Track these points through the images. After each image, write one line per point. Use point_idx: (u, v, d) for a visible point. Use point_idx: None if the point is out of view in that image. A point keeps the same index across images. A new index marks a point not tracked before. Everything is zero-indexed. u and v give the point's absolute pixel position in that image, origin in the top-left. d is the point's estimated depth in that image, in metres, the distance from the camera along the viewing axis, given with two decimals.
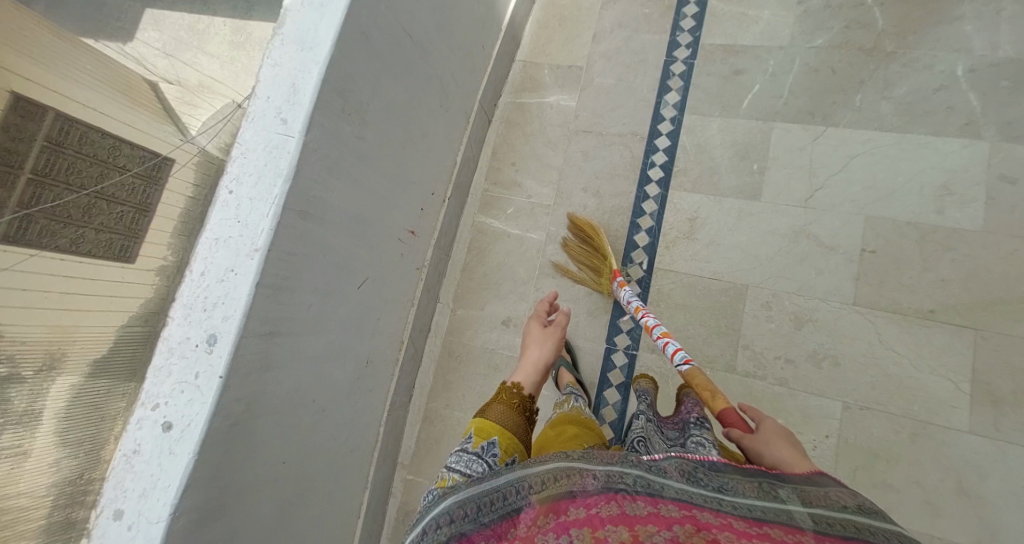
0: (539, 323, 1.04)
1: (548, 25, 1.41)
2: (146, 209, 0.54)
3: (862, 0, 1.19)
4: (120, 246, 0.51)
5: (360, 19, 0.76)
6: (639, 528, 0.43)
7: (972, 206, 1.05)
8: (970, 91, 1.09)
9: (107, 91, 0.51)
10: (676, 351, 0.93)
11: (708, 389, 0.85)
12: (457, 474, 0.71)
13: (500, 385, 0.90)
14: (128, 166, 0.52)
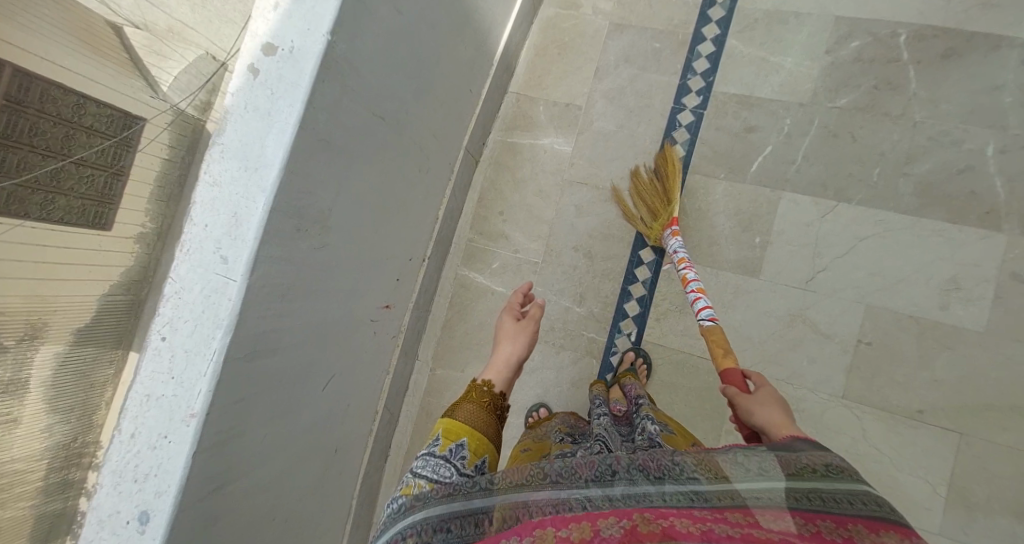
0: (512, 315, 0.98)
1: (546, 53, 1.27)
2: (118, 171, 0.57)
3: (896, 56, 1.05)
4: (93, 212, 0.55)
5: (317, 123, 0.60)
6: (598, 522, 0.45)
7: (979, 304, 0.98)
8: (996, 175, 0.99)
9: (84, 52, 0.54)
10: (704, 306, 0.92)
11: (722, 346, 0.85)
12: (425, 481, 0.62)
13: (470, 383, 0.83)
14: (94, 126, 0.54)
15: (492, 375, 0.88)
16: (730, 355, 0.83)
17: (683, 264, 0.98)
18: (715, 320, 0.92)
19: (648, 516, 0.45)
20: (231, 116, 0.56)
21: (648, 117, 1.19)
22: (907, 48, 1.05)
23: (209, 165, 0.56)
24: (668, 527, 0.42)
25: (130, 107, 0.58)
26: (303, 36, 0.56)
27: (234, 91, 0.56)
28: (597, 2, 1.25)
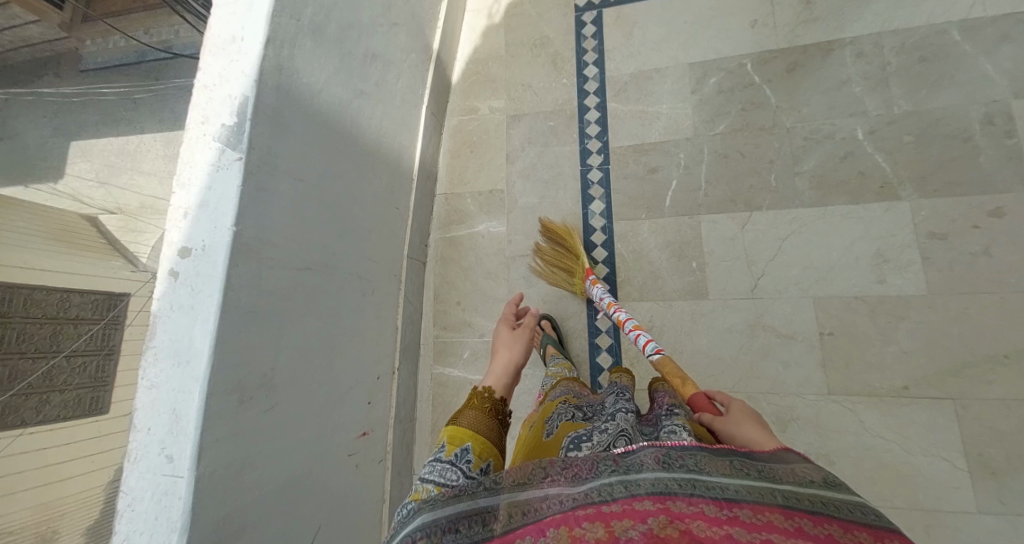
0: (508, 327, 1.02)
1: (460, 154, 1.40)
2: (110, 349, 0.93)
3: (750, 79, 1.19)
4: (92, 395, 0.90)
5: (240, 302, 0.66)
6: (614, 524, 0.42)
7: (911, 269, 1.03)
8: (875, 153, 1.08)
9: (46, 241, 0.90)
10: (647, 342, 0.94)
11: (678, 377, 0.83)
12: (432, 485, 0.63)
13: (471, 390, 0.81)
14: (78, 314, 0.88)
15: (492, 379, 0.88)
16: (689, 382, 0.81)
17: (612, 308, 1.05)
18: (662, 354, 0.93)
19: (663, 518, 0.42)
20: (159, 319, 0.63)
21: (563, 183, 1.30)
22: (758, 71, 1.19)
23: (145, 370, 0.62)
24: (686, 531, 0.39)
25: (116, 287, 0.96)
26: (211, 233, 0.64)
27: (159, 296, 0.63)
28: (491, 101, 1.40)
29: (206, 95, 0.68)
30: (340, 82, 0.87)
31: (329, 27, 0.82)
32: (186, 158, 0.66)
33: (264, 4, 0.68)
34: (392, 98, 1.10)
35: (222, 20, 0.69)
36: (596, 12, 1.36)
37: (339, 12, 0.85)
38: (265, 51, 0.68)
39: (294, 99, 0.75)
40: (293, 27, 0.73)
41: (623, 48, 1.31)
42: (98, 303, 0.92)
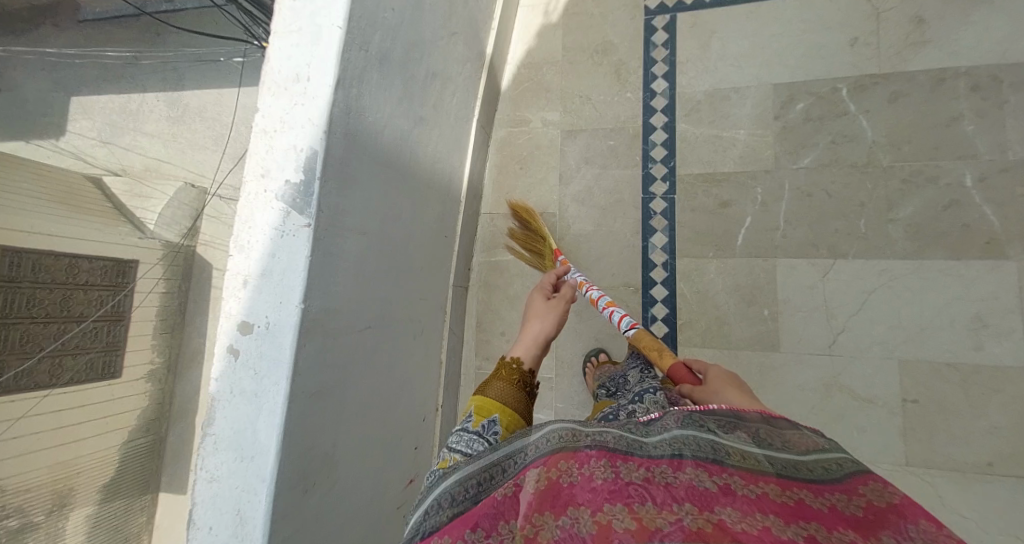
0: (542, 295, 0.93)
1: (508, 171, 1.30)
2: (119, 317, 1.16)
3: (844, 108, 1.07)
4: (104, 362, 1.13)
5: (307, 386, 0.55)
6: (642, 510, 0.34)
7: (1013, 338, 0.94)
8: (984, 204, 0.97)
9: (52, 208, 1.09)
10: (619, 318, 0.90)
11: (655, 348, 0.81)
12: (458, 455, 0.60)
13: (499, 358, 0.76)
14: (92, 283, 1.08)
15: (520, 350, 0.81)
16: (668, 352, 0.79)
17: (582, 286, 0.99)
18: (637, 327, 0.89)
19: (694, 507, 0.34)
20: (218, 400, 0.53)
21: (623, 210, 1.20)
22: (852, 99, 1.06)
23: (204, 460, 0.53)
24: (722, 524, 0.32)
25: (123, 253, 1.18)
26: (276, 309, 0.53)
27: (216, 377, 0.52)
28: (545, 113, 1.29)
29: (265, 142, 0.57)
30: (402, 113, 0.77)
31: (395, 53, 0.71)
32: (244, 217, 0.55)
33: (334, 37, 0.57)
34: (447, 117, 0.98)
35: (283, 54, 0.59)
36: (669, 17, 1.21)
37: (405, 32, 0.74)
38: (336, 91, 0.57)
39: (361, 142, 0.64)
40: (362, 59, 0.63)
41: (698, 61, 1.18)
42: (106, 269, 1.12)
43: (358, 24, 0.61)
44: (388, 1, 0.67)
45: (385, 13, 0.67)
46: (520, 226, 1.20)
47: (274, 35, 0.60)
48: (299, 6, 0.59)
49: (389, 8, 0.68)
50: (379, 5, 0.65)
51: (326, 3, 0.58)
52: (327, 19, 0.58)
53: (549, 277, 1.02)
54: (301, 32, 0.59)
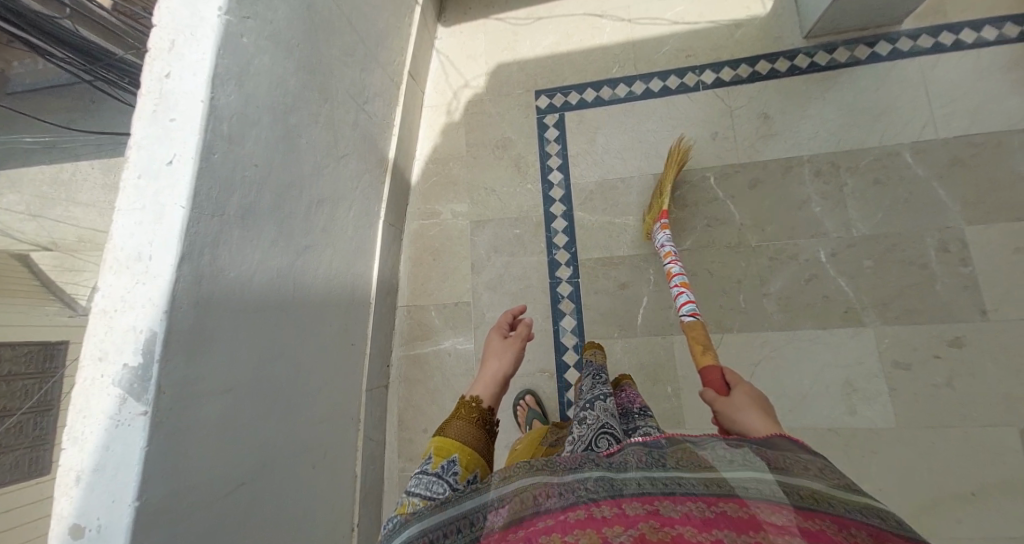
0: (498, 334, 0.96)
1: (422, 264, 1.33)
2: (48, 405, 0.82)
3: (714, 194, 1.18)
4: (31, 459, 0.80)
5: None
6: (605, 529, 0.41)
7: (881, 400, 1.02)
8: (839, 276, 1.08)
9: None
10: (687, 302, 0.95)
11: (701, 344, 0.87)
12: (417, 498, 0.66)
13: (460, 399, 0.82)
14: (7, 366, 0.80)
15: (479, 390, 0.86)
16: (710, 350, 0.84)
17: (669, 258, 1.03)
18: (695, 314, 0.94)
19: (655, 524, 0.42)
20: None
21: (530, 295, 1.24)
22: (719, 185, 1.18)
23: None
24: (678, 536, 0.39)
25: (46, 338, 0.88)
26: (109, 509, 0.52)
27: None
28: (454, 206, 1.34)
29: (104, 322, 0.57)
30: (277, 252, 0.79)
31: (262, 203, 0.75)
32: (79, 405, 0.55)
33: (177, 215, 0.60)
34: (343, 232, 1.02)
35: (125, 232, 0.60)
36: (558, 115, 1.32)
37: (274, 179, 0.77)
38: (180, 269, 0.59)
39: (219, 301, 0.66)
40: (216, 224, 0.66)
41: (587, 154, 1.29)
42: (31, 356, 0.84)
43: (207, 195, 0.64)
44: (246, 162, 0.70)
45: (244, 174, 0.70)
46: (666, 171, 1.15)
47: (117, 211, 0.60)
48: (142, 185, 0.61)
49: (249, 167, 0.71)
50: (235, 168, 0.68)
51: (171, 183, 0.60)
52: (171, 198, 0.60)
53: (508, 312, 1.06)
54: (143, 209, 0.60)
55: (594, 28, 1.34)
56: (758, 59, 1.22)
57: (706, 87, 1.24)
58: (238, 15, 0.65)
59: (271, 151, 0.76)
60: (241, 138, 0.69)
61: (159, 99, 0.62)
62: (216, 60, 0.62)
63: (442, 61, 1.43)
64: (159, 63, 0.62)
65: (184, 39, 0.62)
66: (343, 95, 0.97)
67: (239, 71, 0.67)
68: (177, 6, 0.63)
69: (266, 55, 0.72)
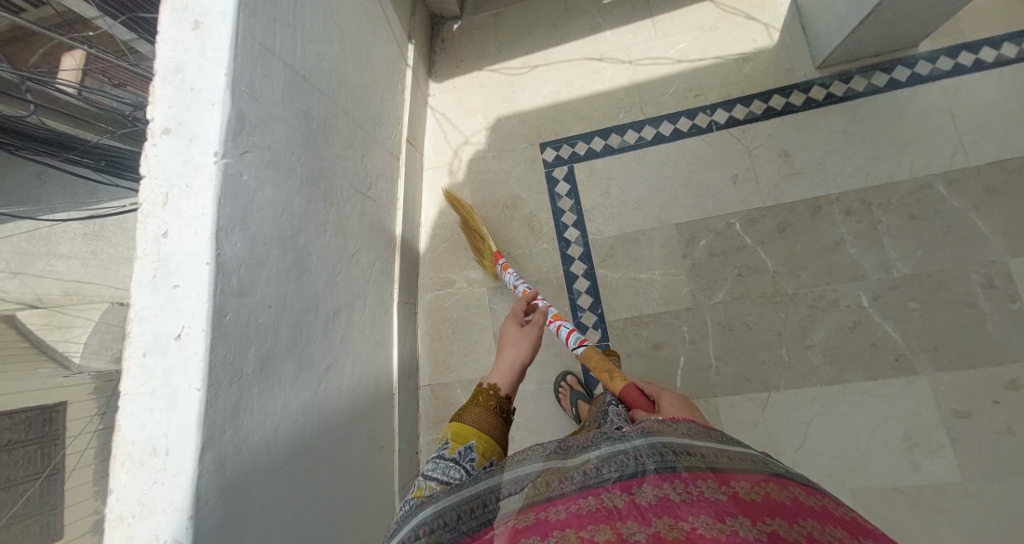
0: (514, 323, 0.95)
1: (442, 338, 1.26)
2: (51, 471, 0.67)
3: (742, 242, 1.12)
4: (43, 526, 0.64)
5: None
6: (620, 527, 0.39)
7: (943, 453, 0.97)
8: (884, 322, 1.03)
9: None
10: (568, 335, 0.93)
11: (606, 369, 0.84)
12: (434, 483, 0.65)
13: (476, 387, 0.82)
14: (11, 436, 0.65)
15: (495, 378, 0.85)
16: (616, 373, 0.83)
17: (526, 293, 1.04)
18: (585, 343, 0.93)
19: (667, 518, 0.39)
20: None
21: (560, 363, 1.18)
22: (746, 232, 1.12)
23: None
24: (692, 532, 0.36)
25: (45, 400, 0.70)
26: None
27: None
28: (468, 272, 1.27)
29: (122, 530, 0.49)
30: (299, 391, 0.72)
31: (278, 347, 0.68)
32: None
33: (194, 399, 0.52)
34: (360, 335, 0.95)
35: (136, 422, 0.52)
36: (566, 167, 1.26)
37: (288, 314, 0.70)
38: (202, 459, 0.52)
39: (244, 474, 0.59)
40: (235, 391, 0.58)
41: (603, 208, 1.22)
42: (27, 423, 0.67)
43: (223, 364, 0.56)
44: (259, 308, 0.63)
45: (257, 324, 0.63)
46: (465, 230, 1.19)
47: (123, 398, 0.52)
48: (150, 363, 0.53)
49: (262, 312, 0.64)
50: (250, 323, 0.61)
51: (182, 361, 0.53)
52: (184, 379, 0.52)
53: (519, 300, 1.04)
54: (154, 394, 0.52)
55: (594, 73, 1.29)
56: (771, 94, 1.17)
57: (720, 127, 1.19)
58: (234, 153, 0.57)
59: (283, 286, 0.69)
60: (253, 286, 0.61)
61: (159, 263, 0.54)
62: (218, 212, 0.54)
63: (439, 119, 1.36)
64: (154, 221, 0.54)
65: (179, 192, 0.54)
66: (348, 191, 0.90)
67: (243, 216, 0.59)
68: (165, 155, 0.55)
69: (268, 185, 0.64)
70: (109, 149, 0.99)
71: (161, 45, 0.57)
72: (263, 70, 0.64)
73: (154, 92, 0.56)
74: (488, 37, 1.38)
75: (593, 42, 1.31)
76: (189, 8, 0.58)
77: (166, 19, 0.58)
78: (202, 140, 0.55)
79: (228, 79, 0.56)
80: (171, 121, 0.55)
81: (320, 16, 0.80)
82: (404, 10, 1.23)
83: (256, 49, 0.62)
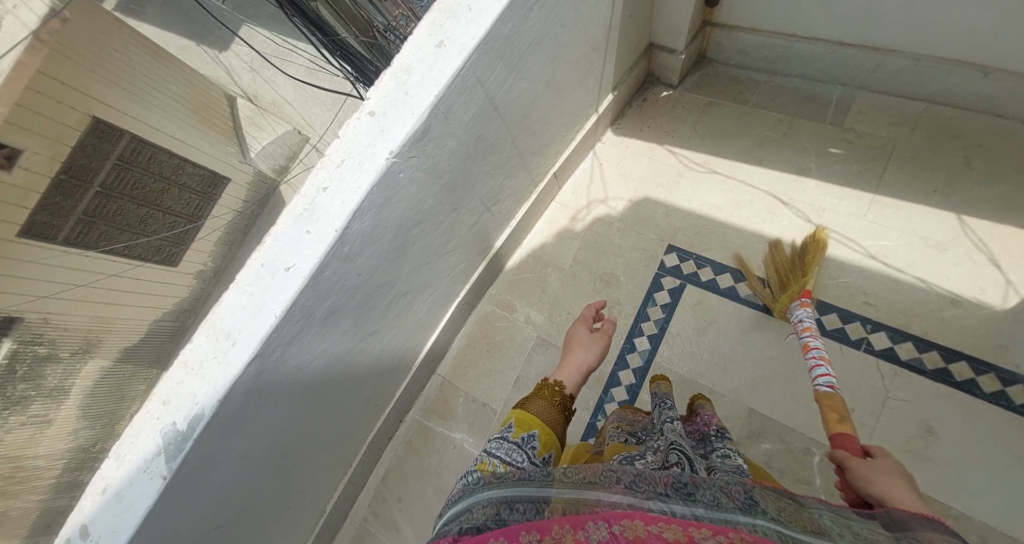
0: (584, 325, 0.94)
1: (469, 351, 1.28)
2: (195, 217, 1.41)
3: (811, 477, 0.95)
4: (166, 252, 1.34)
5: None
6: None
7: None
8: None
9: (195, 111, 1.43)
10: (822, 373, 0.81)
11: (838, 413, 0.73)
12: (498, 462, 0.61)
13: (541, 380, 0.79)
14: (192, 181, 1.36)
15: (562, 377, 0.84)
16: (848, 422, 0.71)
17: (807, 331, 0.90)
18: (834, 386, 0.79)
19: None
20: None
21: None
22: (820, 472, 0.94)
23: None
24: None
25: (223, 169, 1.47)
26: (109, 534, 0.59)
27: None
28: (531, 311, 1.25)
29: (181, 373, 0.63)
30: (342, 341, 0.81)
31: (348, 304, 0.76)
32: (133, 430, 0.62)
33: (269, 320, 0.61)
34: (414, 316, 1.01)
35: (230, 307, 0.63)
36: (679, 282, 1.16)
37: (370, 283, 0.78)
38: (248, 366, 0.62)
39: (271, 384, 0.69)
40: (299, 325, 0.67)
41: (689, 341, 1.11)
42: (204, 179, 1.41)
43: (303, 305, 0.65)
44: (352, 273, 0.71)
45: (342, 284, 0.71)
46: (774, 259, 1.06)
47: (232, 287, 0.63)
48: (261, 274, 0.62)
49: (354, 275, 0.72)
50: (338, 281, 0.69)
51: (280, 289, 0.62)
52: (274, 301, 0.62)
53: (586, 308, 1.01)
54: (250, 296, 0.62)
55: (768, 213, 1.15)
56: (958, 356, 0.95)
57: (869, 350, 0.99)
58: (405, 157, 0.64)
59: (379, 262, 0.76)
60: (358, 256, 0.69)
61: (309, 207, 0.63)
62: (366, 197, 0.62)
63: (594, 165, 1.33)
64: (322, 175, 0.63)
65: (351, 164, 0.63)
66: (475, 203, 0.94)
67: (382, 203, 0.66)
68: (359, 132, 0.63)
69: (416, 183, 0.71)
70: (348, 46, 1.21)
71: (407, 45, 0.64)
72: (465, 99, 0.69)
73: (380, 81, 0.64)
74: (689, 119, 1.30)
75: (790, 182, 1.16)
76: (443, 27, 0.63)
77: (422, 26, 0.64)
78: (388, 136, 0.62)
79: (434, 101, 0.62)
80: (378, 109, 0.63)
81: (542, 58, 0.83)
82: (627, 61, 1.21)
83: (470, 81, 0.67)
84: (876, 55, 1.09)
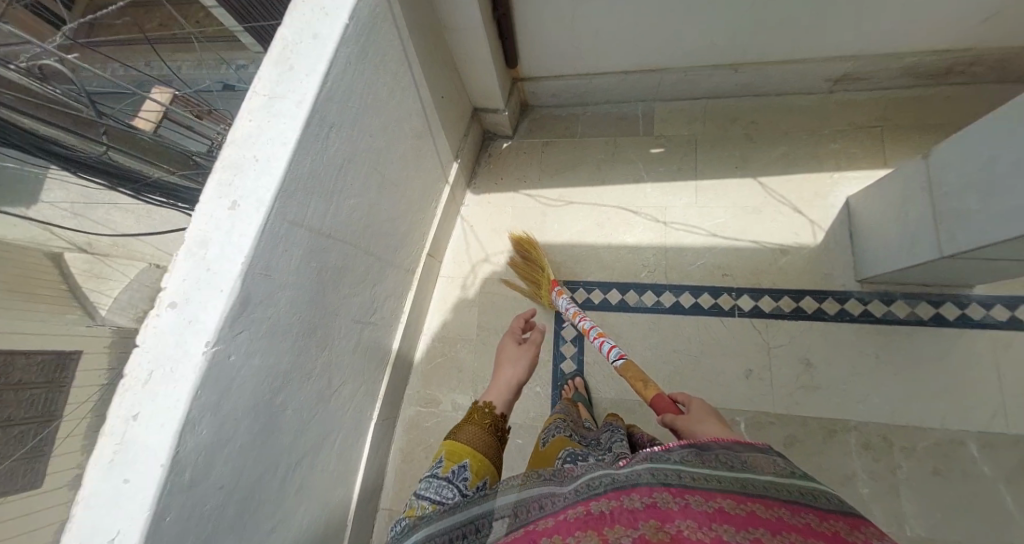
0: (512, 339, 0.93)
1: (413, 457, 1.22)
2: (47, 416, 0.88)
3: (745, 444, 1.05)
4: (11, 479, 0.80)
5: None
6: (607, 531, 0.39)
7: None
8: None
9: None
10: (608, 347, 0.93)
11: (639, 379, 0.84)
12: (426, 503, 0.62)
13: (472, 403, 0.79)
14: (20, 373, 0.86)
15: (491, 394, 0.83)
16: (649, 383, 0.82)
17: (577, 317, 1.03)
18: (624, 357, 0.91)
19: (654, 523, 0.39)
20: None
21: None
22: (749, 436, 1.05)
23: None
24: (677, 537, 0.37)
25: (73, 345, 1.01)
26: None
27: None
28: (456, 396, 1.24)
29: None
30: None
31: (218, 529, 0.63)
32: None
33: None
34: (321, 475, 0.92)
35: None
36: None
37: (239, 490, 0.67)
38: None
39: None
40: None
41: (605, 365, 1.18)
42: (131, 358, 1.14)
43: None
44: (208, 493, 0.59)
45: (201, 513, 0.59)
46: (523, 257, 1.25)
47: None
48: None
49: (212, 494, 0.61)
50: (188, 519, 0.56)
51: None
52: None
53: (518, 316, 1.02)
54: None
55: (626, 224, 1.28)
56: (804, 294, 1.13)
57: (742, 314, 1.14)
58: (230, 338, 0.57)
59: (241, 460, 0.66)
60: (207, 472, 0.58)
61: (119, 446, 0.51)
62: (191, 408, 0.53)
63: (465, 229, 1.38)
64: (127, 402, 0.52)
65: (163, 374, 0.53)
66: (344, 328, 0.90)
67: (217, 400, 0.57)
68: (164, 332, 0.54)
69: (255, 356, 0.64)
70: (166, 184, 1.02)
71: (190, 215, 0.57)
72: (287, 242, 0.65)
73: (171, 263, 0.55)
74: (533, 163, 1.41)
75: (633, 193, 1.31)
76: (230, 185, 0.58)
77: (205, 188, 0.58)
78: (200, 326, 0.54)
79: (244, 267, 0.57)
80: (179, 296, 0.55)
81: (361, 173, 0.83)
82: (458, 133, 1.29)
83: (283, 227, 0.63)
84: (656, 74, 1.29)
